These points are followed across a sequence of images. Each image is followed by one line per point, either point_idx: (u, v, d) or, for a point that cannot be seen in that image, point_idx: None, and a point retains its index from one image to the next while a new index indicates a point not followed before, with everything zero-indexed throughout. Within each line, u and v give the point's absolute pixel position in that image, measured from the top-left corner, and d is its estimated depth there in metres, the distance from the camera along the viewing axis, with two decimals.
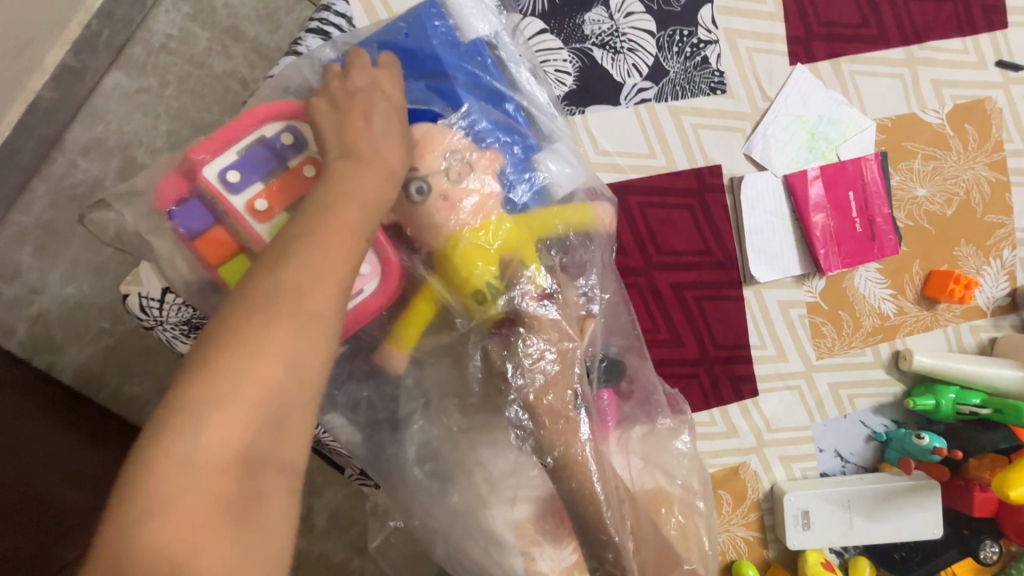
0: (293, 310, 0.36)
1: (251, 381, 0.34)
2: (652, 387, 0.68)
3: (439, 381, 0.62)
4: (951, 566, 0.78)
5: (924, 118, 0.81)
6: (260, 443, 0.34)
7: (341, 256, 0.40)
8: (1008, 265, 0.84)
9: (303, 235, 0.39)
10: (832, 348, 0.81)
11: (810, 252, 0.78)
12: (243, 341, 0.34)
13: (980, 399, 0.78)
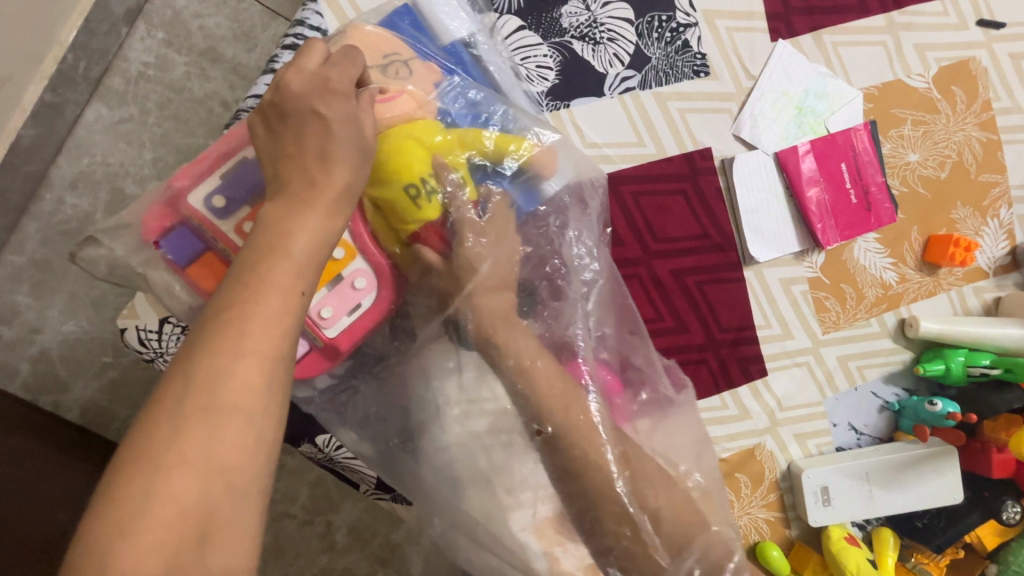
0: (205, 411, 0.35)
1: (162, 498, 0.32)
2: (654, 372, 0.67)
3: (447, 387, 0.62)
4: (975, 529, 0.78)
5: (911, 83, 0.81)
6: (184, 564, 0.32)
7: (261, 337, 0.37)
8: (1006, 223, 0.84)
9: (217, 320, 0.37)
10: (838, 322, 0.81)
11: (807, 228, 0.77)
12: (151, 456, 0.33)
13: (989, 359, 0.78)
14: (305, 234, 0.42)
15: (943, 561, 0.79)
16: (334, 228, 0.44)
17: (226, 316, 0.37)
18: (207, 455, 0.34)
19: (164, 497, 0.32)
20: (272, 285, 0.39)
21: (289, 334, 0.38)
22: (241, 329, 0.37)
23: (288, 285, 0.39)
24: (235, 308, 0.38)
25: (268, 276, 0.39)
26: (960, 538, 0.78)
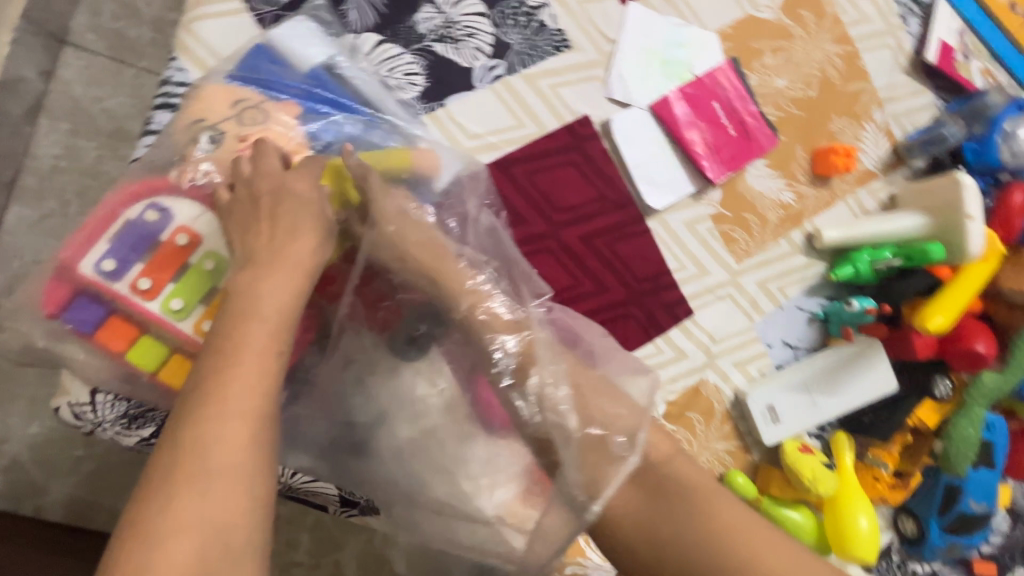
0: (199, 474, 0.40)
1: (162, 563, 0.37)
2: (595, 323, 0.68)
3: (386, 390, 0.66)
4: (915, 411, 0.81)
5: (761, 16, 0.86)
6: None
7: (241, 400, 0.43)
8: (882, 126, 0.89)
9: (199, 393, 0.43)
10: (749, 250, 0.85)
11: (694, 168, 0.81)
12: (150, 525, 0.38)
13: (891, 252, 0.81)
14: (282, 300, 0.49)
15: (896, 451, 0.83)
16: (296, 291, 0.51)
17: (208, 389, 0.43)
18: (200, 516, 0.39)
19: (163, 563, 0.37)
20: (246, 355, 0.45)
21: (269, 393, 0.45)
22: (221, 399, 0.43)
23: (262, 349, 0.46)
24: (215, 378, 0.44)
25: (247, 344, 0.46)
26: (904, 424, 0.82)
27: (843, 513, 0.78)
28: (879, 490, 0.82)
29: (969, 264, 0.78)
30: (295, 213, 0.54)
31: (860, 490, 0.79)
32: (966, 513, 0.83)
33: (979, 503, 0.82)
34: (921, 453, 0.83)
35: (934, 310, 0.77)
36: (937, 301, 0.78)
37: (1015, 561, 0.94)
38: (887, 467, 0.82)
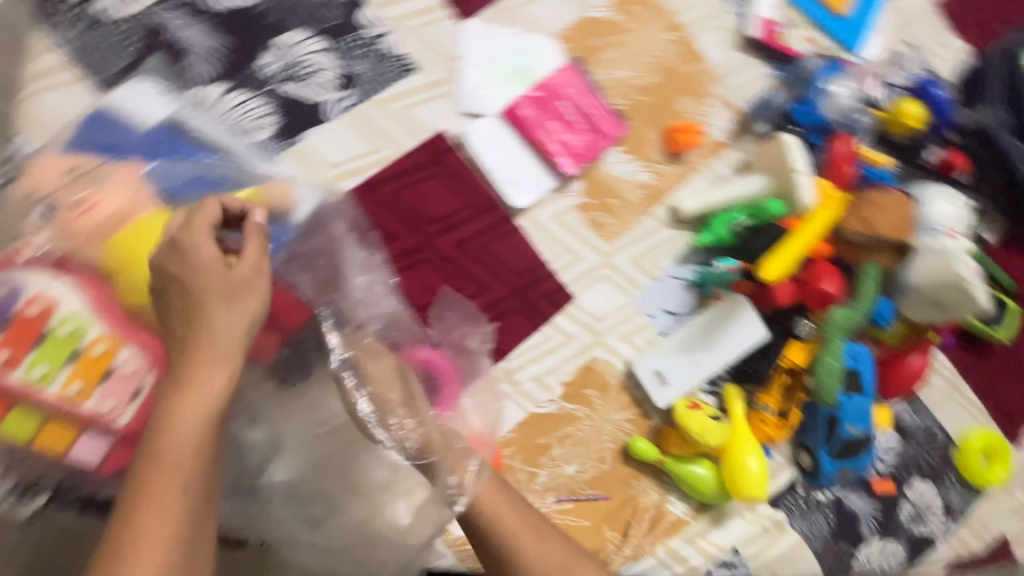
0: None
1: None
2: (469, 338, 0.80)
3: (278, 421, 0.69)
4: (787, 354, 0.89)
5: (594, 16, 0.92)
6: None
7: (147, 560, 0.40)
8: (723, 100, 0.98)
9: (107, 549, 0.40)
10: (617, 231, 0.92)
11: (551, 165, 0.87)
12: None
13: (743, 214, 0.89)
14: (199, 414, 0.45)
15: (774, 394, 0.90)
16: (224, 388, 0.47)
17: (124, 523, 0.41)
18: None
19: None
20: (162, 481, 0.42)
21: (181, 543, 0.41)
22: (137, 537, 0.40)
23: (173, 487, 0.42)
24: (122, 529, 0.40)
25: (155, 483, 0.42)
26: (776, 365, 0.90)
27: (735, 459, 0.85)
28: (767, 431, 0.89)
29: (806, 213, 0.86)
30: (215, 291, 0.50)
31: (747, 434, 0.86)
32: (847, 439, 0.90)
33: (856, 428, 0.90)
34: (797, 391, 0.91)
35: (782, 261, 0.85)
36: (778, 254, 0.85)
37: (911, 474, 1.03)
38: (771, 408, 0.90)
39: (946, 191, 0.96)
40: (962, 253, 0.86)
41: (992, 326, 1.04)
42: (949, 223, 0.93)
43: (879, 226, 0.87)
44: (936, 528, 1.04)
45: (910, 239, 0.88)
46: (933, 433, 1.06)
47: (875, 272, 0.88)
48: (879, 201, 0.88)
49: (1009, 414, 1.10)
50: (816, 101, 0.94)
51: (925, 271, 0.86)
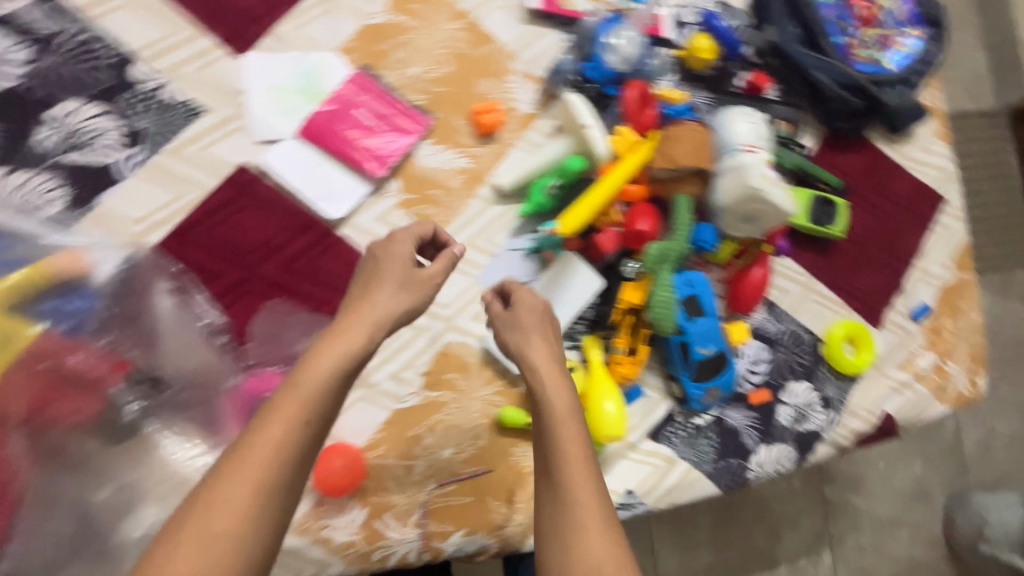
0: (203, 529, 0.50)
1: (255, 464, 0.53)
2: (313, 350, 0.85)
3: (128, 477, 0.75)
4: (621, 297, 0.93)
5: (374, 22, 0.96)
6: (236, 523, 0.51)
7: (259, 463, 0.53)
8: (523, 74, 1.03)
9: (250, 432, 0.56)
10: (445, 219, 0.95)
11: (361, 170, 0.91)
12: (237, 462, 0.53)
13: (556, 176, 0.93)
14: (333, 365, 0.60)
15: (620, 334, 0.96)
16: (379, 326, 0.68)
17: (294, 376, 0.60)
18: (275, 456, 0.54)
19: (255, 463, 0.53)
20: (321, 362, 0.61)
21: (284, 462, 0.54)
22: (298, 384, 0.58)
23: (295, 417, 0.56)
24: (253, 434, 0.55)
25: (289, 408, 0.56)
26: (614, 308, 0.95)
27: (593, 403, 0.90)
28: (624, 370, 0.95)
29: (606, 161, 0.92)
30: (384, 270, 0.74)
31: (599, 378, 0.91)
32: (701, 360, 0.95)
33: (707, 348, 0.95)
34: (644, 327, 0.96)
35: (585, 208, 0.89)
36: (575, 208, 0.91)
37: (785, 378, 1.10)
38: (620, 349, 0.95)
39: (744, 111, 1.01)
40: (755, 168, 0.91)
41: (826, 224, 1.11)
42: (750, 140, 0.98)
43: (679, 157, 0.93)
44: (821, 423, 1.10)
45: (708, 164, 0.94)
46: (800, 335, 1.12)
47: (687, 201, 0.93)
48: (676, 135, 0.94)
49: (863, 300, 1.18)
50: (606, 52, 0.99)
51: (728, 189, 0.91)
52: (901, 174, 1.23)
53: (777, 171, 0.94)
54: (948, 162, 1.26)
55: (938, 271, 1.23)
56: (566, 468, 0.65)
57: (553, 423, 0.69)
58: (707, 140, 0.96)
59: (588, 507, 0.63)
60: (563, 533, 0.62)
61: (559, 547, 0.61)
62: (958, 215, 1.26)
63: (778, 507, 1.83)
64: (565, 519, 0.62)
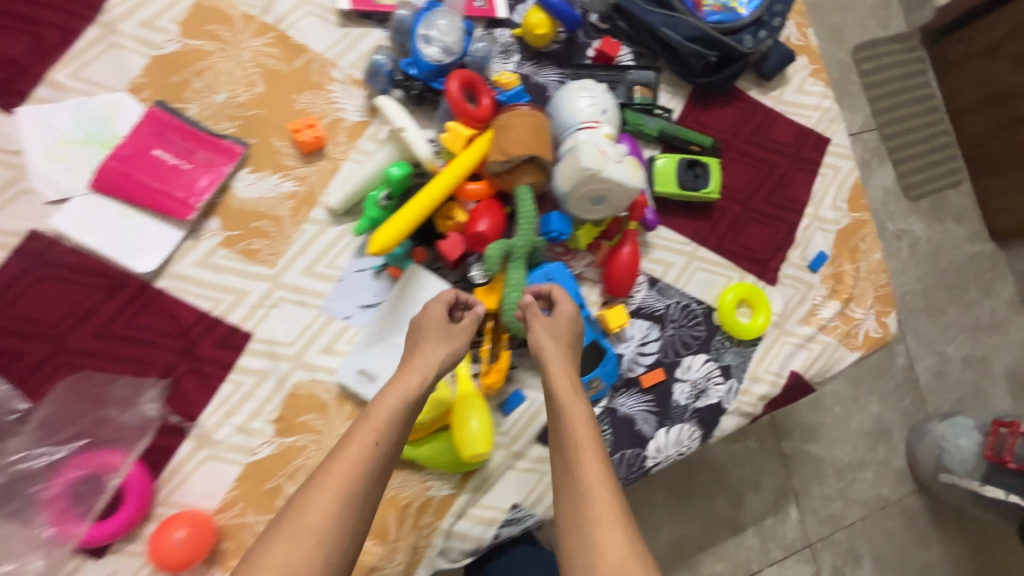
0: (288, 532, 0.58)
1: (322, 493, 0.60)
2: (137, 415, 0.80)
3: None
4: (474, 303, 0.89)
5: (165, 52, 0.88)
6: (305, 544, 0.57)
7: (343, 477, 0.62)
8: (345, 80, 0.95)
9: (325, 465, 0.63)
10: (278, 250, 0.89)
11: (170, 216, 0.84)
12: (316, 484, 0.61)
13: (385, 190, 0.87)
14: (398, 401, 0.69)
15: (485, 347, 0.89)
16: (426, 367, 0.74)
17: (360, 418, 0.68)
18: (342, 486, 0.61)
19: (323, 493, 0.60)
20: (385, 402, 0.69)
21: (358, 487, 0.62)
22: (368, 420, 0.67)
23: (367, 443, 0.65)
24: (334, 458, 0.64)
25: (362, 434, 0.66)
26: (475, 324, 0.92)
27: (460, 421, 0.84)
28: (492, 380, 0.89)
29: (432, 160, 0.86)
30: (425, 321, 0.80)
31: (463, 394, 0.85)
32: None
33: None
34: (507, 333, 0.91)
35: (411, 208, 0.83)
36: (386, 229, 0.83)
37: (679, 354, 1.04)
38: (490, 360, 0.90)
39: (585, 83, 0.95)
40: (588, 146, 0.86)
41: (701, 188, 1.06)
42: (591, 115, 0.92)
43: (509, 147, 0.86)
44: (721, 394, 1.05)
45: (543, 150, 0.88)
46: (690, 307, 1.07)
47: (527, 192, 0.88)
48: (504, 123, 0.87)
49: (756, 259, 1.12)
50: (422, 43, 0.91)
51: (563, 172, 0.88)
52: (778, 120, 1.16)
53: (617, 145, 0.88)
54: (828, 100, 1.20)
55: (832, 216, 1.17)
56: (584, 466, 0.68)
57: (571, 426, 0.72)
58: (542, 123, 0.89)
59: (606, 504, 0.65)
60: (585, 529, 0.63)
61: (582, 544, 0.63)
62: (845, 154, 1.20)
63: (736, 470, 1.49)
64: (586, 514, 0.64)
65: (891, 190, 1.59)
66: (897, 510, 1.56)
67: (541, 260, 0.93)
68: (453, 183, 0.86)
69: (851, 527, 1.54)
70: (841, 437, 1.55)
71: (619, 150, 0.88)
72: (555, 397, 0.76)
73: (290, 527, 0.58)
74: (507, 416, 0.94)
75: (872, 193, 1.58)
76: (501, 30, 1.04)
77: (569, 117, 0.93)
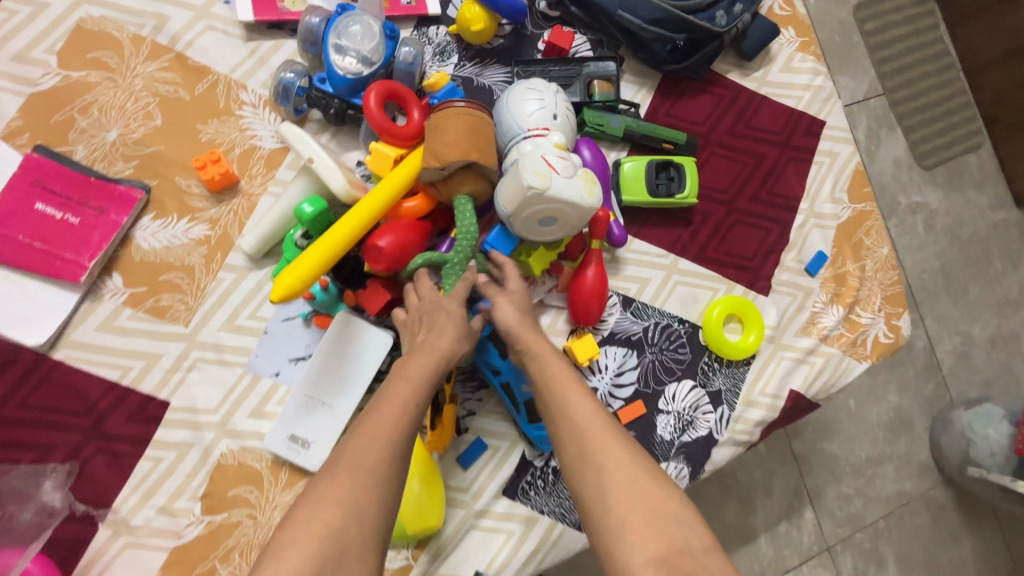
0: (345, 470, 0.51)
1: (370, 442, 0.53)
2: (38, 507, 0.72)
3: None
4: None
5: (44, 89, 0.77)
6: (353, 503, 0.49)
7: (390, 425, 0.55)
8: (257, 102, 0.83)
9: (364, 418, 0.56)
10: (193, 305, 0.78)
11: (61, 279, 0.74)
12: (359, 435, 0.53)
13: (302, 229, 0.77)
14: (428, 363, 0.63)
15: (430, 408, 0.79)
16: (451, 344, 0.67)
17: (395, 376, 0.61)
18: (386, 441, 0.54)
19: (370, 443, 0.53)
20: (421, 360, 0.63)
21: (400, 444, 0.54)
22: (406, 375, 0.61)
23: (408, 400, 0.58)
24: (374, 407, 0.57)
25: (401, 392, 0.59)
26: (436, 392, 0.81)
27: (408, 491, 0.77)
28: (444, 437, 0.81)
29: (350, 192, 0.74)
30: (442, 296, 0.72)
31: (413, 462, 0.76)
32: (530, 400, 0.81)
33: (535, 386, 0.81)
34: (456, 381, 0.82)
35: (332, 237, 0.72)
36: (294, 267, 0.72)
37: (661, 383, 0.93)
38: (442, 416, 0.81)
39: (533, 84, 0.82)
40: (534, 156, 0.73)
41: (676, 194, 0.93)
42: (539, 120, 0.80)
43: (446, 151, 0.73)
44: (712, 424, 0.93)
45: (484, 155, 0.75)
46: (671, 327, 0.95)
47: (467, 203, 0.77)
48: (439, 123, 0.75)
49: (745, 266, 0.99)
50: (336, 56, 0.80)
51: (506, 194, 0.75)
52: (763, 105, 1.02)
53: (568, 155, 0.75)
54: (821, 77, 1.05)
55: (830, 210, 1.03)
56: (571, 406, 0.61)
57: (546, 377, 0.65)
58: (483, 124, 0.77)
59: (604, 433, 0.58)
60: (590, 459, 0.56)
61: (590, 473, 0.56)
62: (843, 137, 1.05)
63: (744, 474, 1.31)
64: (588, 445, 0.57)
65: (903, 160, 1.40)
66: (922, 506, 1.38)
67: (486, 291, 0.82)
68: (375, 213, 0.74)
69: (872, 527, 1.36)
70: (857, 433, 1.37)
71: (571, 161, 0.75)
72: (530, 354, 0.69)
73: (334, 480, 0.50)
74: (467, 470, 0.84)
75: (880, 167, 1.40)
76: (433, 28, 0.91)
77: (515, 123, 0.80)
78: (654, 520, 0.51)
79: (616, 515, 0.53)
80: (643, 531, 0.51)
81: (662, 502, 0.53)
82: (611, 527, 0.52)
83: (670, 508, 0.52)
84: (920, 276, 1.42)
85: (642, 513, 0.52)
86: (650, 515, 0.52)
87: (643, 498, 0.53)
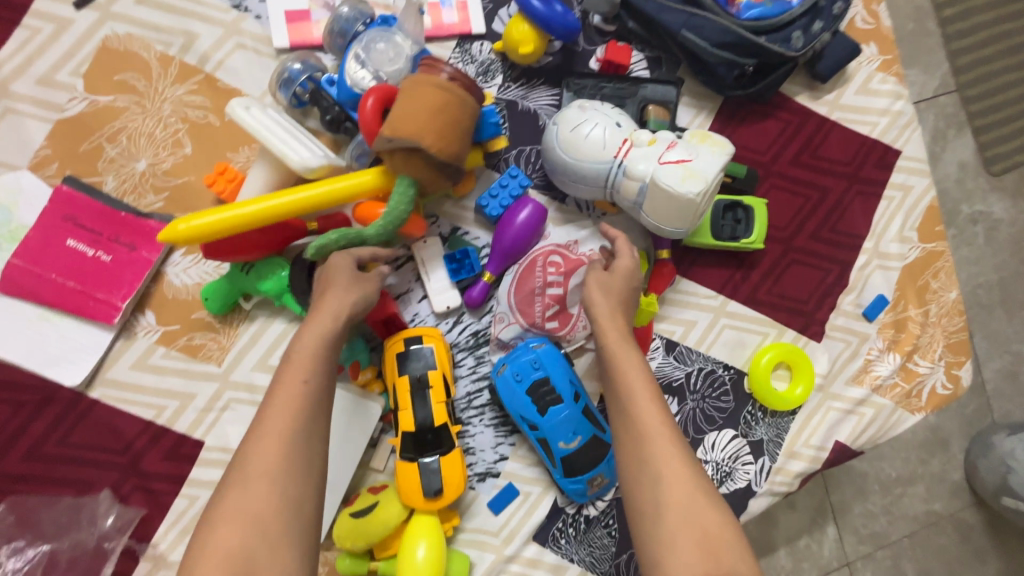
0: (243, 484, 0.50)
1: (267, 443, 0.51)
2: (84, 541, 0.73)
3: None
4: (434, 408, 0.75)
5: (70, 116, 0.74)
6: (261, 515, 0.48)
7: (284, 420, 0.53)
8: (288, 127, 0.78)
9: (260, 411, 0.54)
10: (226, 344, 0.76)
11: (95, 318, 0.73)
12: (263, 433, 0.52)
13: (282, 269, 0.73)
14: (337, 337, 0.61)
15: (416, 467, 0.74)
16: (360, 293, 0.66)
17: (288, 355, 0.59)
18: (285, 438, 0.52)
19: (267, 442, 0.52)
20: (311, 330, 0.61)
21: (301, 440, 0.53)
22: (299, 344, 0.59)
23: (300, 383, 0.56)
24: (269, 401, 0.55)
25: (293, 373, 0.56)
26: (429, 444, 0.75)
27: (405, 548, 0.75)
28: (413, 501, 0.75)
29: (314, 167, 0.68)
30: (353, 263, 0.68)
31: (415, 518, 0.76)
32: (567, 456, 0.78)
33: (572, 441, 0.78)
34: (426, 439, 0.75)
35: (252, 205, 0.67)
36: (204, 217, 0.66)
37: (701, 431, 0.89)
38: (423, 478, 0.74)
39: (569, 119, 0.75)
40: (663, 167, 0.70)
41: (741, 237, 0.87)
42: (613, 138, 0.74)
43: (393, 123, 0.65)
44: (751, 476, 0.89)
45: (437, 141, 0.66)
46: (715, 373, 0.90)
47: (408, 186, 0.68)
48: (409, 93, 0.66)
49: (799, 310, 0.93)
50: (353, 63, 0.73)
51: (659, 217, 0.73)
52: (833, 131, 0.93)
53: (668, 138, 0.74)
54: (901, 101, 0.94)
55: (896, 250, 0.95)
56: (641, 414, 0.58)
57: (621, 370, 0.62)
58: (451, 104, 0.67)
59: (666, 440, 0.56)
60: (648, 466, 0.55)
61: (647, 481, 0.54)
62: (920, 169, 0.95)
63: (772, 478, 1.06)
64: (649, 451, 0.55)
65: (971, 164, 1.13)
66: (951, 525, 1.13)
67: (527, 351, 0.79)
68: (328, 202, 0.69)
69: (896, 544, 1.12)
70: (891, 451, 1.11)
71: (680, 142, 0.73)
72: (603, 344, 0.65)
73: (235, 492, 0.49)
74: (499, 514, 0.83)
75: (943, 171, 1.12)
76: (478, 45, 0.84)
77: (599, 163, 0.74)
78: (704, 543, 0.50)
79: (667, 528, 0.51)
80: (691, 551, 0.50)
81: (716, 526, 0.51)
82: (662, 537, 0.51)
83: (721, 529, 0.51)
84: (973, 291, 1.14)
85: (693, 532, 0.51)
86: (700, 538, 0.50)
87: (696, 518, 0.51)
